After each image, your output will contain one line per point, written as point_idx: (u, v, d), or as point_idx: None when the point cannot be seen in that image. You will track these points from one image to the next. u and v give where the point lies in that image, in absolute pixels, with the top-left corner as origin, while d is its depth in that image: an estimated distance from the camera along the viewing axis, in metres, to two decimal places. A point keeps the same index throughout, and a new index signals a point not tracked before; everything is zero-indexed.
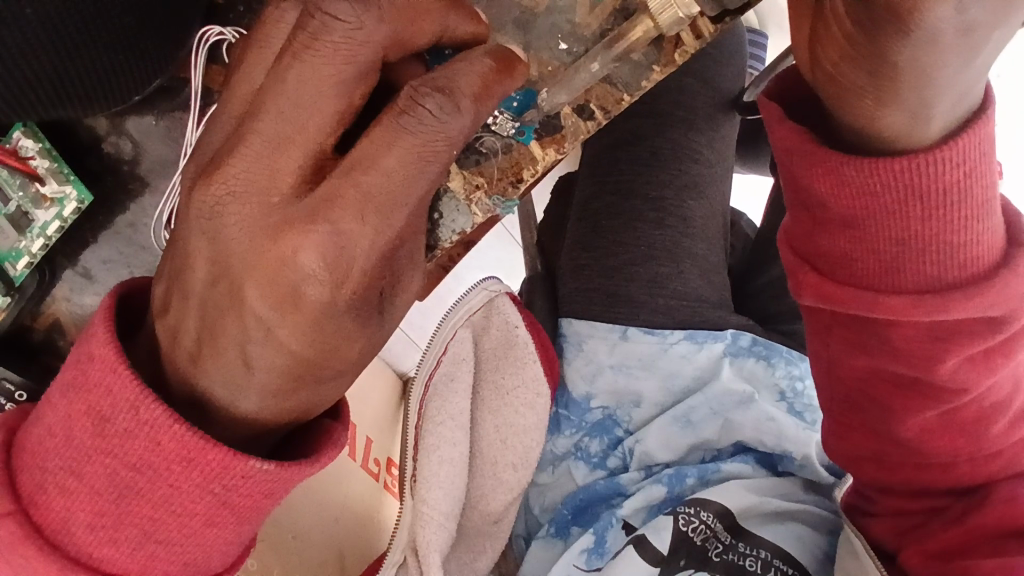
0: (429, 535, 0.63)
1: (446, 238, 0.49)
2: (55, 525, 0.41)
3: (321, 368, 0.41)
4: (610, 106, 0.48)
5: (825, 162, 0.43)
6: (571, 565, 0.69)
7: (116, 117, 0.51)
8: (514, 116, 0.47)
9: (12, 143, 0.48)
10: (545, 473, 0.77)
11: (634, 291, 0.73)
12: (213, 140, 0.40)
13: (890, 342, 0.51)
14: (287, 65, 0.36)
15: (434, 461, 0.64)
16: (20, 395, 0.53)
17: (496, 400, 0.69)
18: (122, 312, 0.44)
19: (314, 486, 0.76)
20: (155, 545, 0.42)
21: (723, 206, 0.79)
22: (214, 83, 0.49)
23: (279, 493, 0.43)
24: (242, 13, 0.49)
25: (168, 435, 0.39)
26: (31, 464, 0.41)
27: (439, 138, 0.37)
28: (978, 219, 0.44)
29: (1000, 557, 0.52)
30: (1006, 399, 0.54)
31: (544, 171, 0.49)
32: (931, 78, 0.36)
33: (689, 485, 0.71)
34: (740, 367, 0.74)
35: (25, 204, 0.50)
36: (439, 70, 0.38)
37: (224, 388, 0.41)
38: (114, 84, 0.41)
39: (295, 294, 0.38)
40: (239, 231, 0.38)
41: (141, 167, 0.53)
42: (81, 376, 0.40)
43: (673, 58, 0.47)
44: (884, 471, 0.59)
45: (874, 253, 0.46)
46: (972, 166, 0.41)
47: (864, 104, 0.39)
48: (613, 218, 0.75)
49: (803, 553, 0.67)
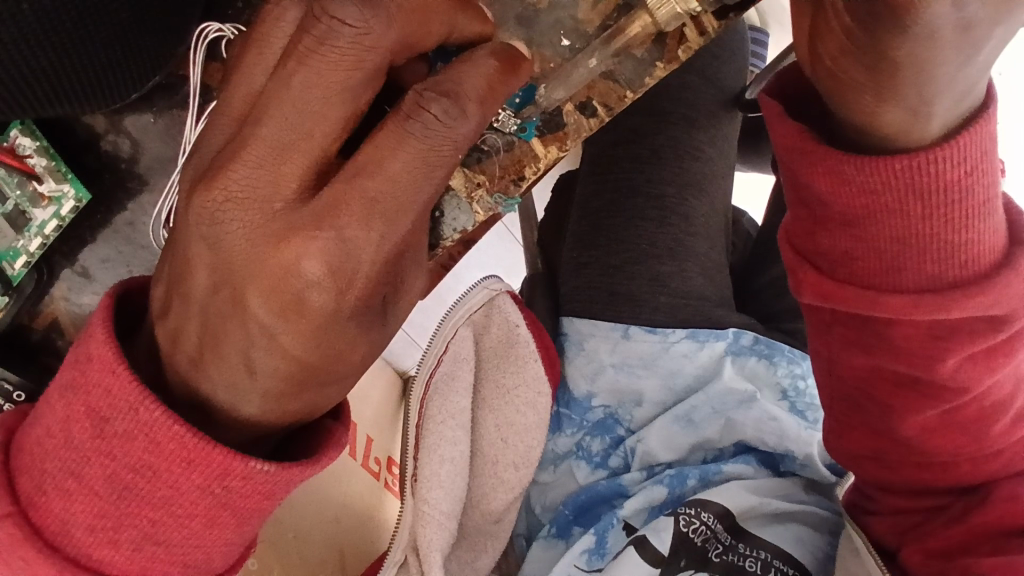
0: (430, 535, 0.62)
1: (448, 237, 0.49)
2: (55, 527, 0.41)
3: (324, 372, 0.41)
4: (612, 102, 0.47)
5: (828, 160, 0.42)
6: (571, 565, 0.69)
7: (114, 115, 0.51)
8: (514, 113, 0.47)
9: (10, 141, 0.48)
10: (545, 472, 0.77)
11: (635, 289, 0.73)
12: (212, 142, 0.39)
13: (891, 342, 0.51)
14: (292, 69, 0.36)
15: (434, 461, 0.64)
16: (19, 396, 0.53)
17: (497, 400, 0.69)
18: (122, 311, 0.44)
19: (314, 485, 0.75)
20: (155, 546, 0.42)
21: (723, 203, 0.78)
22: (213, 80, 0.49)
23: (279, 494, 0.43)
24: (242, 9, 0.49)
25: (168, 436, 0.38)
26: (31, 465, 0.41)
27: (445, 143, 0.37)
28: (982, 219, 0.43)
29: (1000, 556, 0.52)
30: (1007, 399, 0.53)
31: (546, 168, 0.49)
32: (932, 74, 0.35)
33: (690, 486, 0.71)
34: (742, 366, 0.74)
35: (23, 203, 0.49)
36: (445, 73, 0.38)
37: (224, 391, 0.41)
38: (109, 81, 0.40)
39: (297, 298, 0.38)
40: (237, 232, 0.38)
41: (139, 165, 0.52)
42: (81, 376, 0.39)
43: (676, 55, 0.46)
44: (884, 470, 0.59)
45: (877, 253, 0.46)
46: (975, 165, 0.40)
47: (863, 100, 0.39)
48: (614, 216, 0.74)
49: (804, 555, 0.66)
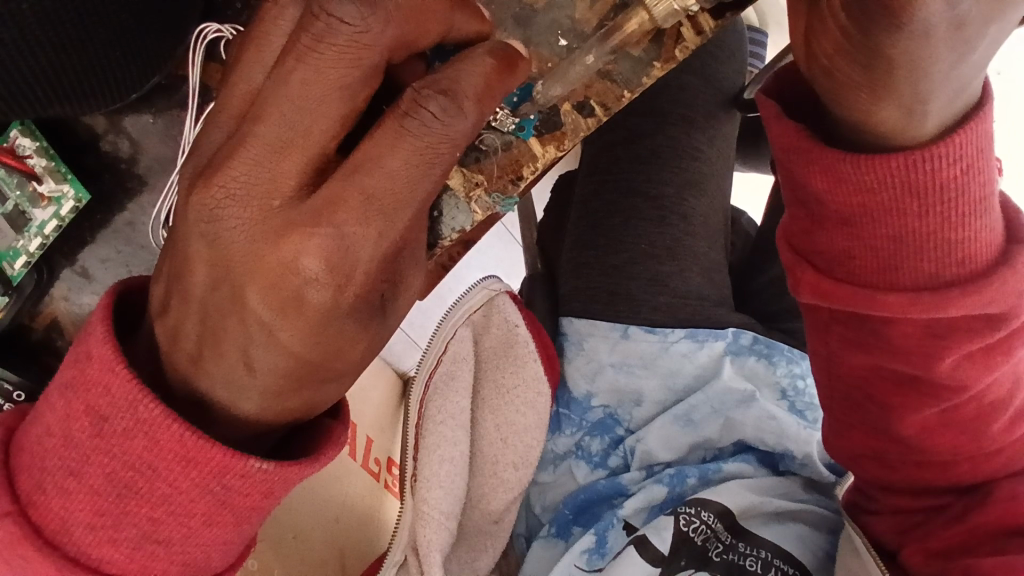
0: (430, 535, 0.62)
1: (446, 236, 0.49)
2: (55, 526, 0.41)
3: (322, 369, 0.41)
4: (610, 102, 0.47)
5: (824, 159, 0.42)
6: (571, 565, 0.69)
7: (114, 115, 0.51)
8: (513, 111, 0.47)
9: (10, 141, 0.48)
10: (545, 472, 0.77)
11: (634, 289, 0.73)
12: (212, 140, 0.40)
13: (890, 341, 0.51)
14: (291, 67, 0.36)
15: (434, 460, 0.64)
16: (19, 395, 0.53)
17: (497, 399, 0.69)
18: (121, 310, 0.44)
19: (314, 485, 0.75)
20: (154, 545, 0.42)
21: (722, 203, 0.79)
22: (212, 80, 0.49)
23: (278, 493, 0.43)
24: (241, 10, 0.49)
25: (167, 435, 0.38)
26: (31, 463, 0.41)
27: (443, 141, 0.37)
28: (979, 216, 0.43)
29: (1000, 556, 0.52)
30: (1006, 397, 0.53)
31: (544, 168, 0.49)
32: (926, 72, 0.35)
33: (690, 485, 0.71)
34: (741, 366, 0.74)
35: (23, 203, 0.50)
36: (442, 71, 0.38)
37: (224, 389, 0.41)
38: (107, 82, 0.40)
39: (297, 296, 0.38)
40: (236, 229, 0.38)
41: (139, 165, 0.52)
42: (81, 375, 0.39)
43: (674, 54, 0.46)
44: (884, 469, 0.59)
45: (875, 250, 0.46)
46: (972, 163, 0.41)
47: (859, 98, 0.39)
48: (613, 216, 0.75)
49: (804, 554, 0.66)
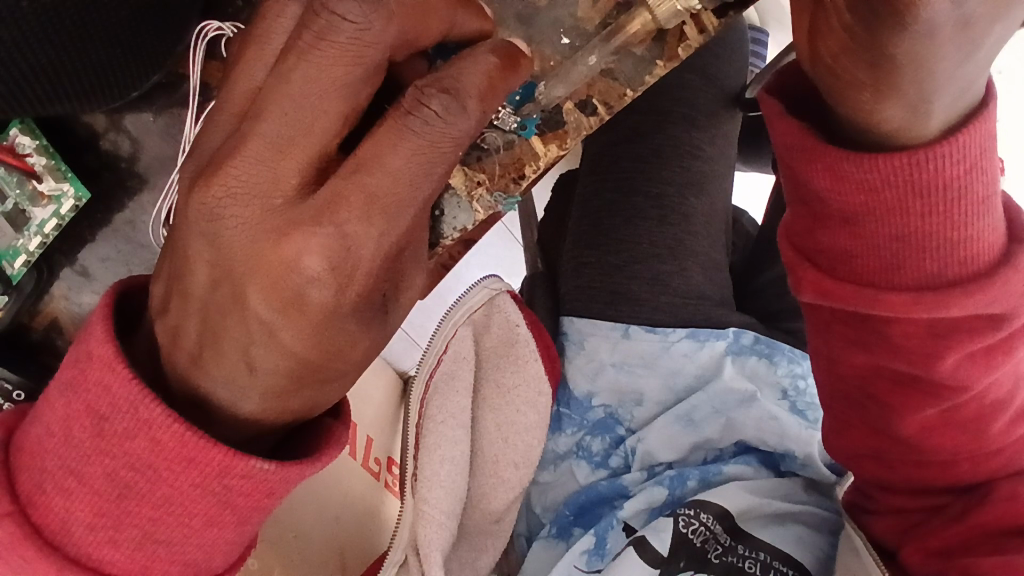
0: (430, 535, 0.62)
1: (448, 235, 0.48)
2: (55, 526, 0.41)
3: (323, 369, 0.40)
4: (613, 100, 0.47)
5: (826, 158, 0.42)
6: (571, 566, 0.69)
7: (114, 113, 0.51)
8: (514, 109, 0.47)
9: (10, 139, 0.48)
10: (546, 472, 0.77)
11: (635, 288, 0.73)
12: (212, 138, 0.39)
13: (892, 341, 0.50)
14: (292, 65, 0.36)
15: (434, 459, 0.63)
16: (19, 395, 0.54)
17: (497, 398, 0.69)
18: (122, 309, 0.43)
19: (314, 484, 0.75)
20: (155, 545, 0.42)
21: (723, 202, 0.78)
22: (212, 78, 0.49)
23: (278, 494, 0.42)
24: (241, 8, 0.49)
25: (168, 435, 0.38)
26: (30, 464, 0.41)
27: (446, 139, 0.37)
28: (982, 215, 0.43)
29: (1000, 556, 0.52)
30: (1006, 397, 0.53)
31: (546, 168, 0.49)
32: (931, 71, 0.35)
33: (691, 487, 0.71)
34: (743, 365, 0.74)
35: (23, 202, 0.49)
36: (445, 69, 0.38)
37: (225, 389, 0.41)
38: (108, 79, 0.40)
39: (298, 297, 0.38)
40: (236, 228, 0.38)
41: (139, 164, 0.52)
42: (81, 375, 0.39)
43: (676, 53, 0.46)
44: (884, 469, 0.59)
45: (877, 250, 0.46)
46: (974, 162, 0.40)
47: (863, 97, 0.39)
48: (614, 216, 0.75)
49: (804, 555, 0.66)
